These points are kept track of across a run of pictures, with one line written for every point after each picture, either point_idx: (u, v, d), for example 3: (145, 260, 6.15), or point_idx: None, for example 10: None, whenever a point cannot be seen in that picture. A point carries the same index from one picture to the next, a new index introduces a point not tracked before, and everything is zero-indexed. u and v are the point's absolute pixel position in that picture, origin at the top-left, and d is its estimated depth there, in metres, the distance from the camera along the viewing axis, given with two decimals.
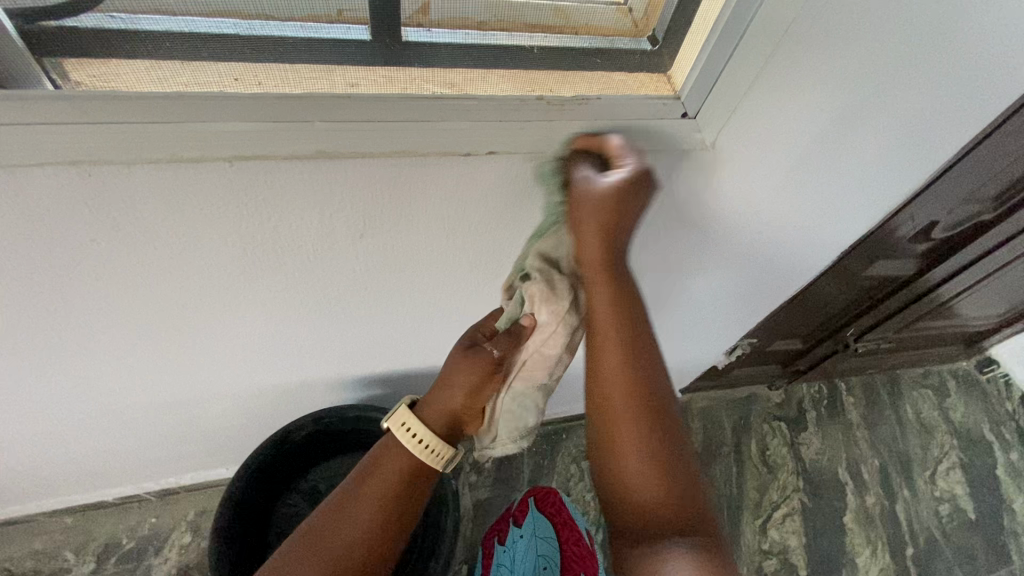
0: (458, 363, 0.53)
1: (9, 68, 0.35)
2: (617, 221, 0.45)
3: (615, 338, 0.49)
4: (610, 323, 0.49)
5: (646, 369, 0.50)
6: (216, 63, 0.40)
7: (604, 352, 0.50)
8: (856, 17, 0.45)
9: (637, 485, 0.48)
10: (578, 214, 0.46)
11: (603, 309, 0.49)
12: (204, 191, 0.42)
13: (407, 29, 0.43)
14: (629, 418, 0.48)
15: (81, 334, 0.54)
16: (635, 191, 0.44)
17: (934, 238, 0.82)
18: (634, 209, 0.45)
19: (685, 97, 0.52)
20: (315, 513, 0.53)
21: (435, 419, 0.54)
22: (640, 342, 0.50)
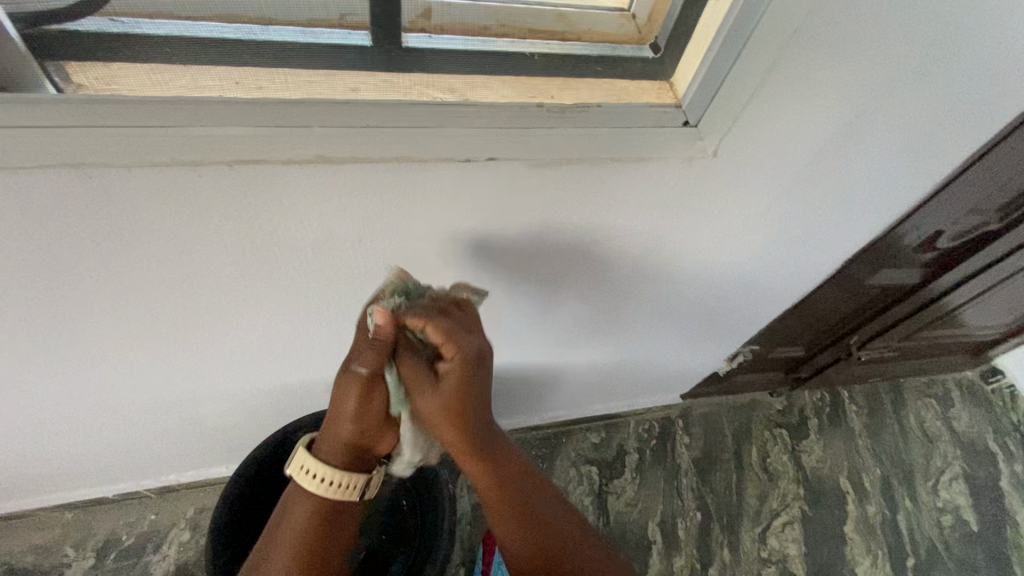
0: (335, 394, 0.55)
1: (12, 69, 0.35)
2: (469, 394, 0.56)
3: (491, 479, 0.61)
4: (484, 470, 0.60)
5: (517, 495, 0.63)
6: (216, 66, 0.40)
7: (487, 492, 0.62)
8: (860, 26, 0.45)
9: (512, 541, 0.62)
10: (424, 405, 0.55)
11: (476, 463, 0.60)
12: (203, 198, 0.43)
13: (408, 35, 0.43)
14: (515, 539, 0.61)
15: (82, 332, 0.54)
16: (472, 372, 0.55)
17: (938, 248, 0.82)
18: (476, 381, 0.56)
19: (686, 106, 0.50)
20: (250, 555, 0.59)
21: (330, 447, 0.57)
22: (508, 475, 0.62)
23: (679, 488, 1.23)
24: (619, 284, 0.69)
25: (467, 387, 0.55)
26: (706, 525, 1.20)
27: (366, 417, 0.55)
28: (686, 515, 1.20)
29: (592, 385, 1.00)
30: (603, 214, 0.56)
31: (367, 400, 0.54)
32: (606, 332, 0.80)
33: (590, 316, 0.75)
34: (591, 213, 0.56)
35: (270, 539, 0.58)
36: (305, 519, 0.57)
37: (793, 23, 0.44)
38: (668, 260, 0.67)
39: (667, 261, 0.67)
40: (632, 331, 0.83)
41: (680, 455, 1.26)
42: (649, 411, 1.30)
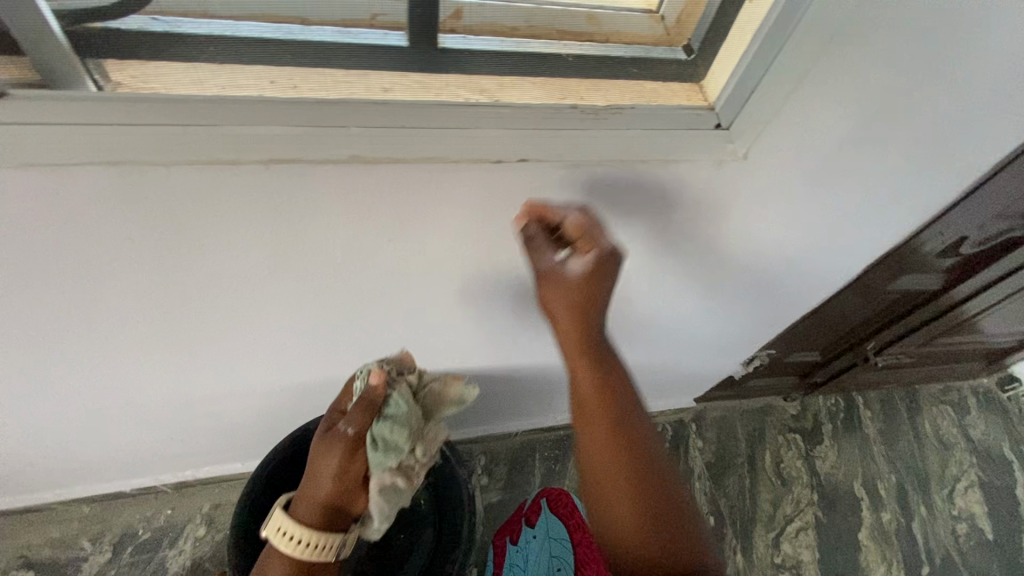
0: (317, 454, 0.60)
1: (52, 67, 0.35)
2: (589, 296, 0.50)
3: (601, 416, 0.52)
4: (594, 400, 0.52)
5: (631, 443, 0.51)
6: (254, 66, 0.40)
7: (593, 434, 0.52)
8: (904, 28, 0.44)
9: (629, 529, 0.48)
10: (547, 296, 0.51)
11: (586, 387, 0.52)
12: (236, 197, 0.43)
13: (444, 36, 0.43)
14: (624, 500, 0.49)
15: (110, 328, 0.55)
16: (601, 274, 0.48)
17: (961, 253, 0.80)
18: (600, 285, 0.49)
19: (719, 109, 0.50)
20: None
21: (308, 507, 0.60)
22: (626, 418, 0.52)
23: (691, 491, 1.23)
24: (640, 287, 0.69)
25: (589, 287, 0.49)
26: (718, 529, 1.20)
27: (344, 478, 0.59)
28: None
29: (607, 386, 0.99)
30: (630, 217, 0.56)
31: (349, 459, 0.59)
32: (625, 333, 0.80)
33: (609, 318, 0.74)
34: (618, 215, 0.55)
35: None
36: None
37: (831, 26, 0.43)
38: (691, 262, 0.66)
39: (690, 264, 0.67)
40: (650, 333, 0.82)
41: (692, 458, 1.26)
42: (662, 414, 1.28)
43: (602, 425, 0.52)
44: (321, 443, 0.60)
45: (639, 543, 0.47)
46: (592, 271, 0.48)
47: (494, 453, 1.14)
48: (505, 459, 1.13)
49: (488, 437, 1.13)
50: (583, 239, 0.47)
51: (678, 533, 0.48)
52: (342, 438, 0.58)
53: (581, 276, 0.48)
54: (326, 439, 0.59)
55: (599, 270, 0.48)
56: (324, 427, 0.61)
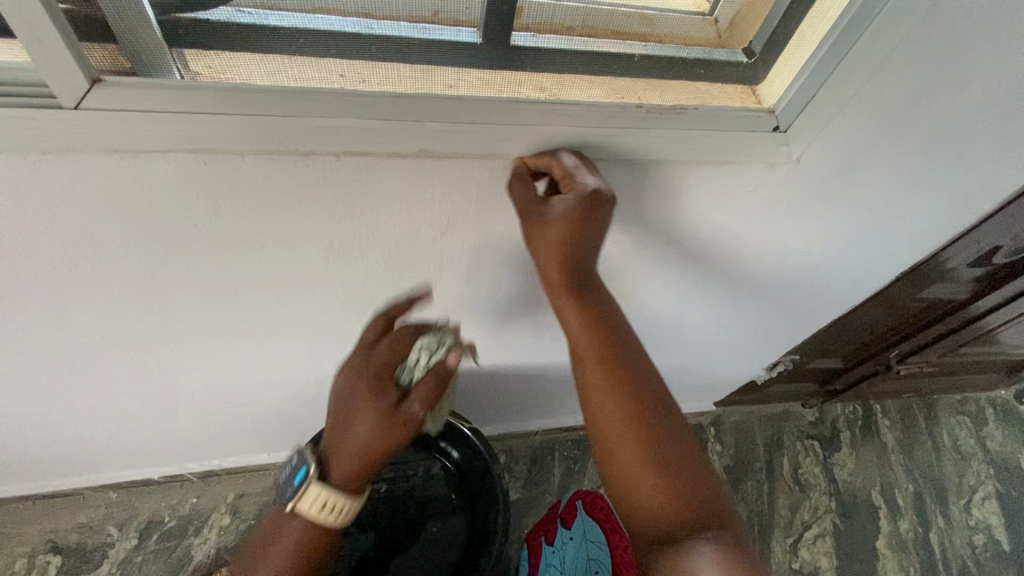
0: (363, 436, 0.55)
1: (144, 61, 0.37)
2: (573, 239, 0.48)
3: (594, 353, 0.55)
4: (587, 338, 0.55)
5: (624, 375, 0.55)
6: (329, 59, 0.41)
7: (588, 369, 0.56)
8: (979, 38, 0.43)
9: (635, 482, 0.52)
10: (532, 236, 0.49)
11: (577, 326, 0.55)
12: (304, 187, 0.44)
13: (517, 34, 0.43)
14: (616, 418, 0.53)
15: (165, 317, 0.55)
16: (583, 215, 0.45)
17: (992, 264, 0.78)
18: (581, 229, 0.47)
19: (779, 111, 0.51)
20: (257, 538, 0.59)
21: (343, 488, 0.57)
22: (618, 354, 0.55)
23: None
24: (675, 283, 0.69)
25: (572, 228, 0.47)
26: None
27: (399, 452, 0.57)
28: None
29: None
30: (672, 213, 0.56)
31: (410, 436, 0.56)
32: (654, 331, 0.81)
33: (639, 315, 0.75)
34: (663, 214, 0.56)
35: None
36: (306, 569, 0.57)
37: (897, 33, 0.43)
38: (727, 263, 0.67)
39: (726, 263, 0.67)
40: (679, 333, 0.83)
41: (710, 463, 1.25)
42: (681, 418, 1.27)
43: (596, 361, 0.55)
44: (371, 424, 0.54)
45: (630, 456, 0.52)
46: (572, 211, 0.45)
47: (514, 452, 1.14)
48: (525, 457, 1.13)
49: (509, 436, 1.13)
50: (565, 178, 0.45)
51: (665, 445, 0.53)
52: (406, 426, 0.55)
53: (561, 215, 0.46)
54: (382, 424, 0.54)
55: (583, 208, 0.44)
56: (362, 400, 0.55)
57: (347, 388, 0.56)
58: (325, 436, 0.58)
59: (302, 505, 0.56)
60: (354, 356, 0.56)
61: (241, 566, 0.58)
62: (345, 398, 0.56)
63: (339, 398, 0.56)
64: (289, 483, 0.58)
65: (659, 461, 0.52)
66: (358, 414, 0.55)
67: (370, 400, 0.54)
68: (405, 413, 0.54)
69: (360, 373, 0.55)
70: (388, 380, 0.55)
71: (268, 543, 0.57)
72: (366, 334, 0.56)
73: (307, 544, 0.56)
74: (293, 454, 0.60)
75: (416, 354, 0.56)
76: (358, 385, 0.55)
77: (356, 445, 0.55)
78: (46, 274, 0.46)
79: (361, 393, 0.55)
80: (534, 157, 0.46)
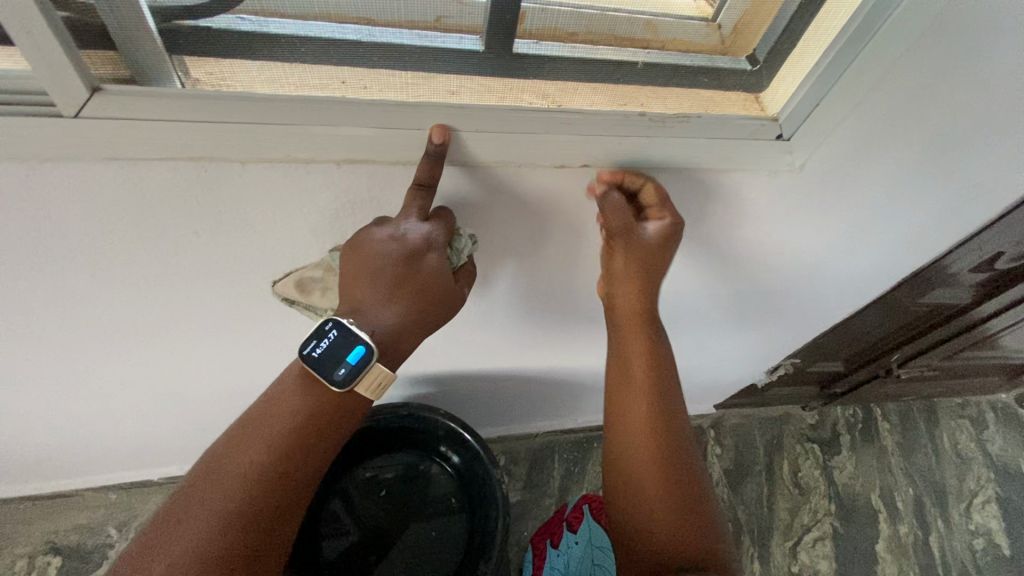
0: (416, 322, 0.50)
1: (146, 69, 0.37)
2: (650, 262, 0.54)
3: (639, 368, 0.59)
4: (638, 353, 0.59)
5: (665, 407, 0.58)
6: (329, 67, 0.40)
7: (635, 393, 0.59)
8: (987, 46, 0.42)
9: (650, 500, 0.55)
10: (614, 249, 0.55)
11: (637, 348, 0.59)
12: (305, 194, 0.43)
13: (520, 41, 0.43)
14: (646, 446, 0.57)
15: (161, 321, 0.54)
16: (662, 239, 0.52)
17: (995, 269, 0.78)
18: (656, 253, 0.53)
19: (782, 122, 0.51)
20: (214, 448, 0.48)
21: (390, 368, 0.51)
22: (664, 384, 0.59)
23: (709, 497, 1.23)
24: (678, 286, 0.68)
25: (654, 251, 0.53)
26: (736, 537, 1.21)
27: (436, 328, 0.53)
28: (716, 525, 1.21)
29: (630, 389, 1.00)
30: (672, 220, 0.56)
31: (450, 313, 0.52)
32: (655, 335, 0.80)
33: None
34: None
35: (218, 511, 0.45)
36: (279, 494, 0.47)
37: (901, 44, 0.43)
38: (729, 268, 0.67)
39: (728, 267, 0.66)
40: (679, 336, 0.82)
41: (709, 465, 1.25)
42: None
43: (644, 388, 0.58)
44: (429, 311, 0.50)
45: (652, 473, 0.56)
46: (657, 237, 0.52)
47: (514, 454, 1.14)
48: (525, 459, 1.13)
49: (509, 437, 1.13)
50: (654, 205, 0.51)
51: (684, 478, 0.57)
52: (456, 309, 0.52)
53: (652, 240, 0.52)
54: (439, 310, 0.51)
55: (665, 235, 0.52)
56: (417, 285, 0.48)
57: (395, 267, 0.47)
58: (362, 316, 0.48)
59: (351, 388, 0.49)
60: (402, 231, 0.45)
61: (155, 546, 0.43)
62: (400, 274, 0.47)
63: (384, 279, 0.47)
64: (334, 362, 0.48)
65: (673, 492, 0.56)
66: (411, 301, 0.49)
67: (428, 285, 0.49)
68: (460, 295, 0.52)
69: (417, 257, 0.47)
70: (447, 262, 0.49)
71: (254, 447, 0.47)
72: (414, 207, 0.44)
73: (273, 503, 0.47)
74: (325, 327, 0.47)
75: (463, 240, 0.50)
76: (413, 268, 0.47)
77: (405, 332, 0.50)
78: (48, 281, 0.46)
79: (418, 279, 0.48)
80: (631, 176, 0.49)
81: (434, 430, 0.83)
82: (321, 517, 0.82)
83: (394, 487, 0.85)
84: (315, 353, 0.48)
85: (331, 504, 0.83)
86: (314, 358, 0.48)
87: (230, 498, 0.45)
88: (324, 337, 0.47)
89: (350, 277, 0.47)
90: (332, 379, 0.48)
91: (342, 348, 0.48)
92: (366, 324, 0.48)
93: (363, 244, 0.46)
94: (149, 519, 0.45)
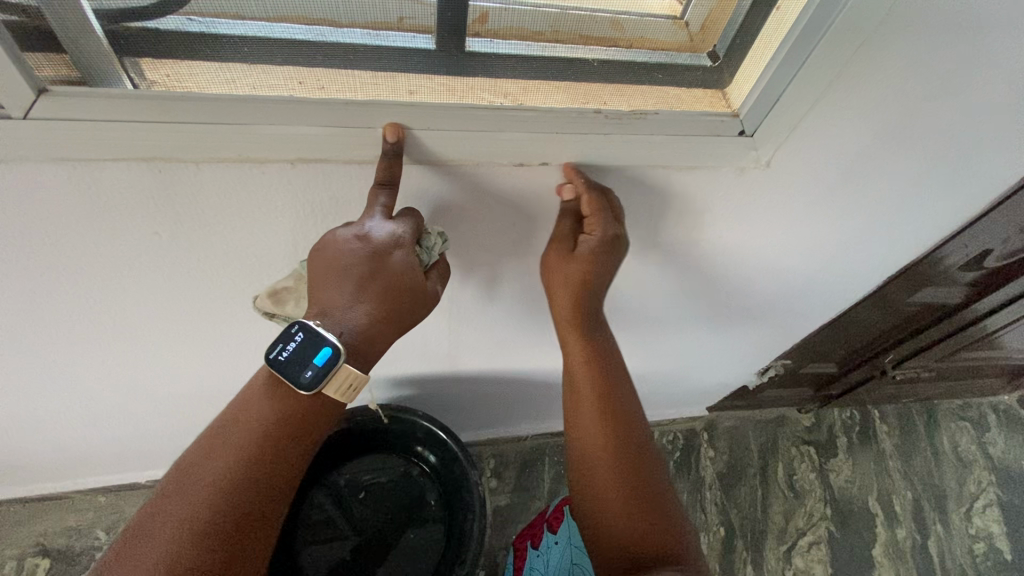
0: (387, 323, 0.49)
1: (94, 68, 0.37)
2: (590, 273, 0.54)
3: (581, 357, 0.63)
4: (580, 346, 0.62)
5: (613, 411, 0.62)
6: (284, 69, 0.41)
7: (583, 403, 0.63)
8: (942, 35, 0.42)
9: (598, 476, 0.60)
10: (556, 262, 0.55)
11: (581, 357, 0.62)
12: (263, 194, 0.44)
13: (472, 40, 0.43)
14: (597, 446, 0.61)
15: (131, 322, 0.55)
16: (601, 254, 0.52)
17: (985, 266, 0.76)
18: (597, 272, 0.54)
19: (743, 116, 0.49)
20: (184, 454, 0.48)
21: (363, 370, 0.50)
22: (612, 388, 0.63)
23: (702, 501, 1.21)
24: (654, 284, 0.68)
25: (591, 267, 0.53)
26: (729, 540, 1.19)
27: (404, 329, 0.52)
28: (709, 529, 1.19)
29: None
30: (642, 218, 0.56)
31: (420, 315, 0.51)
32: (636, 335, 0.80)
33: (618, 318, 0.74)
34: (634, 218, 0.56)
35: (182, 516, 0.44)
36: (247, 505, 0.46)
37: (860, 33, 0.42)
38: (704, 266, 0.66)
39: (706, 265, 0.66)
40: (662, 334, 0.82)
41: (704, 467, 1.24)
42: (674, 422, 1.26)
43: (591, 394, 0.62)
44: (398, 312, 0.49)
45: (600, 453, 0.61)
46: (595, 251, 0.51)
47: (503, 457, 1.13)
48: (515, 462, 1.13)
49: (498, 439, 1.13)
50: (595, 218, 0.49)
51: (637, 476, 0.60)
52: (430, 309, 0.51)
53: (585, 257, 0.52)
54: (409, 310, 0.50)
55: (601, 253, 0.52)
56: (385, 284, 0.48)
57: (361, 267, 0.46)
58: (329, 319, 0.48)
59: (321, 392, 0.48)
60: (367, 230, 0.45)
61: (126, 555, 0.43)
62: (365, 273, 0.46)
63: (350, 279, 0.47)
64: (301, 365, 0.47)
65: (619, 474, 0.59)
66: (379, 301, 0.48)
67: (396, 284, 0.48)
68: (433, 295, 0.51)
69: (383, 256, 0.46)
70: (416, 260, 0.48)
71: (221, 455, 0.47)
72: (379, 206, 0.44)
73: (242, 515, 0.46)
74: (291, 329, 0.46)
75: (433, 239, 0.50)
76: (379, 267, 0.47)
77: (375, 333, 0.49)
78: (13, 284, 0.46)
79: (386, 277, 0.48)
80: (572, 169, 0.48)
81: (414, 430, 0.84)
82: (306, 516, 0.84)
83: (377, 491, 0.86)
84: (282, 357, 0.47)
85: (316, 504, 0.84)
86: (280, 362, 0.47)
87: (195, 506, 0.45)
88: (289, 340, 0.47)
89: (314, 280, 0.47)
90: (299, 382, 0.47)
91: (309, 350, 0.47)
92: (334, 325, 0.48)
93: (327, 245, 0.46)
94: (125, 527, 0.45)
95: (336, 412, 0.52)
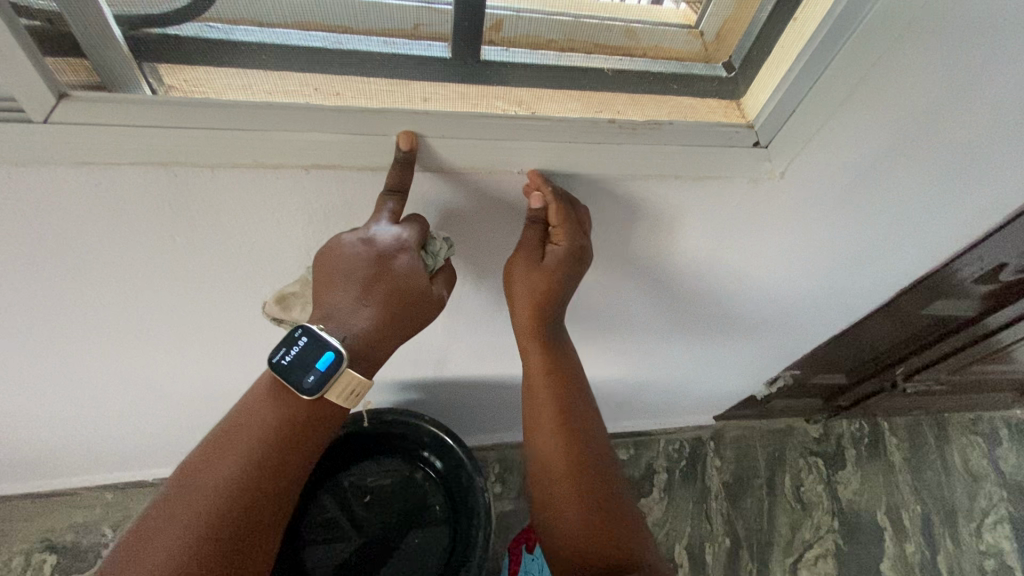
0: (390, 326, 0.49)
1: (114, 73, 0.37)
2: (550, 288, 0.54)
3: (541, 377, 0.62)
4: (540, 367, 0.62)
5: (572, 421, 0.63)
6: (300, 76, 0.41)
7: (544, 424, 0.63)
8: (965, 48, 0.41)
9: (558, 498, 0.60)
10: (518, 272, 0.55)
11: (539, 378, 0.62)
12: (277, 198, 0.44)
13: (487, 49, 0.43)
14: (558, 464, 0.61)
15: (143, 323, 0.55)
16: (567, 265, 0.52)
17: (1000, 280, 0.75)
18: (563, 284, 0.54)
19: (759, 126, 0.49)
20: (188, 455, 0.48)
21: (366, 376, 0.50)
22: (571, 405, 0.63)
23: (707, 511, 1.20)
24: (663, 293, 0.68)
25: (550, 279, 0.53)
26: (734, 552, 1.18)
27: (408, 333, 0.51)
28: (714, 540, 1.18)
29: (623, 395, 0.98)
30: (653, 227, 0.56)
31: (424, 319, 0.51)
32: (644, 343, 0.79)
33: (626, 326, 0.74)
34: (644, 229, 0.56)
35: (184, 519, 0.44)
36: (249, 507, 0.46)
37: (880, 47, 0.41)
38: (716, 276, 0.66)
39: (717, 274, 0.65)
40: (670, 343, 0.81)
41: (710, 477, 1.22)
42: (681, 431, 1.25)
43: (551, 408, 0.63)
44: (403, 315, 0.49)
45: (561, 472, 0.61)
46: (561, 261, 0.51)
47: (508, 462, 1.13)
48: (519, 467, 1.12)
49: (504, 445, 1.13)
50: (561, 228, 0.49)
51: (596, 492, 0.60)
52: (435, 313, 0.51)
53: (552, 267, 0.52)
54: (414, 313, 0.50)
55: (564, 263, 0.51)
56: (390, 287, 0.48)
57: (366, 270, 0.46)
58: (332, 322, 0.48)
59: (323, 396, 0.48)
60: (371, 233, 0.45)
61: (131, 556, 0.43)
62: (369, 276, 0.46)
63: (354, 282, 0.47)
64: (304, 369, 0.47)
65: (580, 494, 0.60)
66: (383, 304, 0.48)
67: (401, 287, 0.48)
68: (438, 299, 0.51)
69: (386, 259, 0.46)
70: (421, 263, 0.48)
71: (225, 457, 0.47)
72: (386, 211, 0.44)
73: (248, 517, 0.46)
74: (294, 333, 0.47)
75: (438, 244, 0.50)
76: (384, 271, 0.47)
77: (378, 337, 0.49)
78: (29, 283, 0.46)
79: (390, 281, 0.48)
80: (538, 177, 0.47)
81: (419, 434, 0.84)
82: (310, 517, 0.84)
83: (380, 494, 0.87)
84: (285, 361, 0.47)
85: (319, 507, 0.85)
86: (283, 367, 0.47)
87: (199, 509, 0.45)
88: (293, 344, 0.47)
89: (319, 283, 0.48)
90: (302, 386, 0.47)
91: (312, 355, 0.47)
92: (336, 329, 0.48)
93: (333, 249, 0.46)
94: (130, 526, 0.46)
95: (340, 415, 0.52)
